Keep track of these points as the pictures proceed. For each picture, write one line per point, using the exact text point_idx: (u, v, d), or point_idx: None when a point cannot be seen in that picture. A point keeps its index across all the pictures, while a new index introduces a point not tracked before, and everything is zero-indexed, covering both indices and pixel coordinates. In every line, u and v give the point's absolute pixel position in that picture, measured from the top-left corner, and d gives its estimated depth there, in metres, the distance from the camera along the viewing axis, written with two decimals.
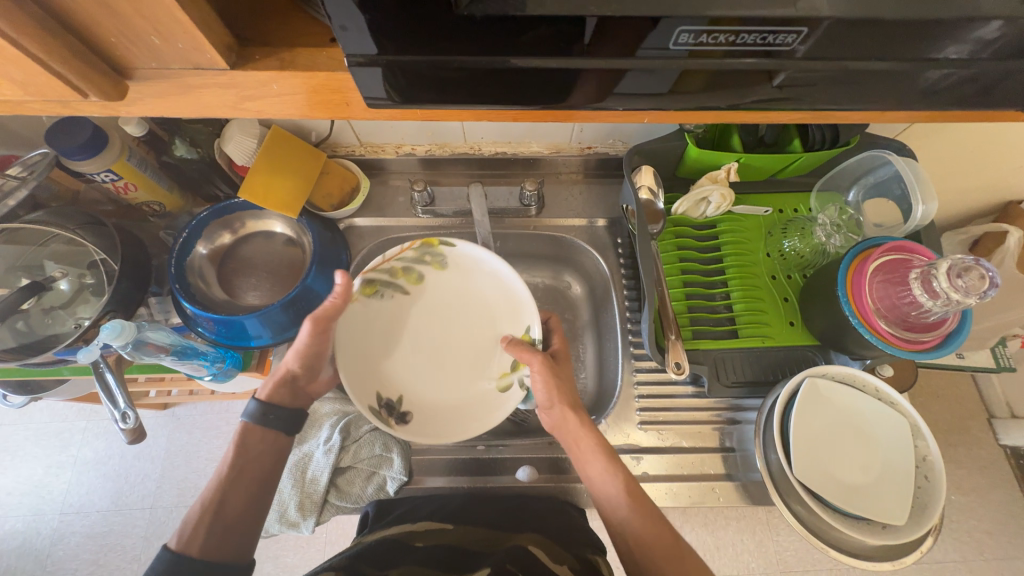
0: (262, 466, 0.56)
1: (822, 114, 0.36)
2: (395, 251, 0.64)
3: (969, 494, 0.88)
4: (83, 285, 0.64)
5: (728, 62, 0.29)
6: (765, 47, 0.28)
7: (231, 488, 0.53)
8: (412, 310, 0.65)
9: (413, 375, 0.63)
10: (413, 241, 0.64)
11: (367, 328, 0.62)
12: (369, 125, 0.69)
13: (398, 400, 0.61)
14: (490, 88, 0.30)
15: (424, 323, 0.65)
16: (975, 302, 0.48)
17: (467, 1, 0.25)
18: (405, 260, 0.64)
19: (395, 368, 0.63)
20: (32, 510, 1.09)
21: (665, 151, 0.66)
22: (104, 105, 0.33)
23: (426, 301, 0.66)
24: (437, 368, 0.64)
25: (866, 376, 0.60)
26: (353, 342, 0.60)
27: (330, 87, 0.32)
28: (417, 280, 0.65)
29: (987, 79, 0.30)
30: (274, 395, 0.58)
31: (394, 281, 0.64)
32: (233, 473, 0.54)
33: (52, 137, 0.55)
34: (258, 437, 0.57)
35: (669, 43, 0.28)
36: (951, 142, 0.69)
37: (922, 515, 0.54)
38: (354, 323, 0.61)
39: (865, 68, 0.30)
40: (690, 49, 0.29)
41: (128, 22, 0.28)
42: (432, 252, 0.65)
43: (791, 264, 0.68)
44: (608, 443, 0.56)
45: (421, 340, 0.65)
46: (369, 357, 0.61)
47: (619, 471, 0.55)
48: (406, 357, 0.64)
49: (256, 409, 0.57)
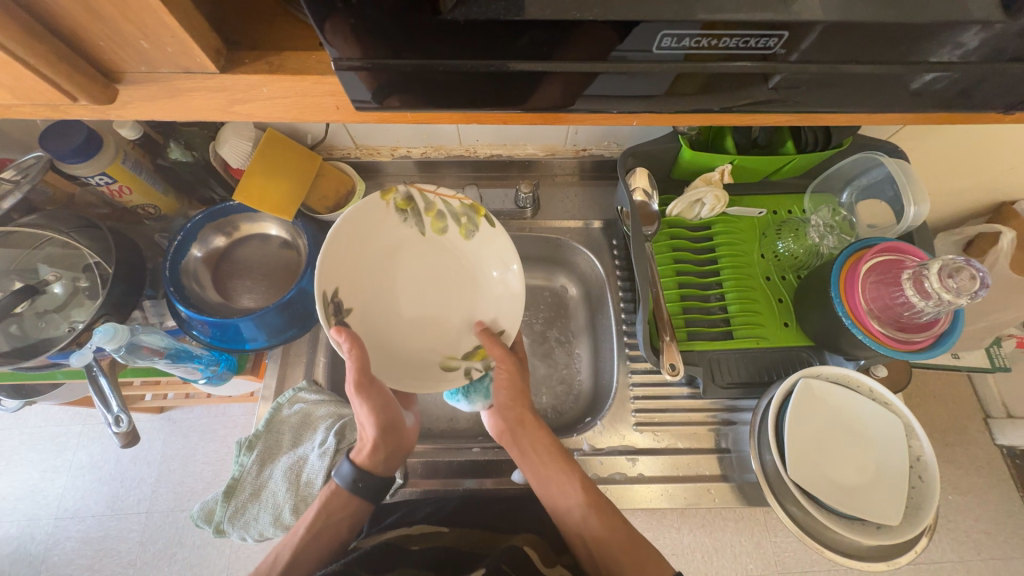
0: (338, 530, 0.58)
1: (809, 117, 0.36)
2: (446, 194, 0.61)
3: (967, 494, 0.88)
4: (76, 288, 0.64)
5: (712, 66, 0.30)
6: (747, 51, 0.29)
7: (304, 548, 0.57)
8: (416, 251, 0.61)
9: (375, 310, 0.58)
10: (466, 197, 0.61)
11: (376, 229, 0.57)
12: (365, 128, 0.70)
13: (348, 311, 0.55)
14: (476, 90, 0.31)
15: (420, 271, 0.61)
16: (966, 302, 0.49)
17: (450, 5, 0.26)
18: (445, 209, 0.61)
19: (369, 290, 0.58)
20: (27, 515, 1.08)
21: (658, 154, 0.67)
22: (93, 109, 0.33)
23: (436, 251, 0.61)
24: (394, 313, 0.59)
25: (859, 377, 0.60)
26: (357, 229, 0.55)
27: (320, 91, 0.32)
28: (439, 230, 0.61)
29: (968, 82, 0.30)
30: (368, 461, 0.58)
31: (422, 215, 0.60)
32: (311, 534, 0.57)
33: (46, 140, 0.56)
34: (343, 501, 0.58)
35: (653, 47, 0.28)
36: (943, 144, 0.69)
37: (917, 515, 0.54)
38: (368, 214, 0.56)
39: (848, 70, 0.30)
40: (673, 54, 0.29)
41: (115, 26, 0.28)
42: (472, 219, 0.61)
43: (785, 266, 0.69)
44: (567, 452, 0.60)
45: (408, 285, 0.60)
46: (356, 253, 0.56)
47: (569, 471, 0.59)
48: (380, 284, 0.58)
49: (349, 473, 0.58)
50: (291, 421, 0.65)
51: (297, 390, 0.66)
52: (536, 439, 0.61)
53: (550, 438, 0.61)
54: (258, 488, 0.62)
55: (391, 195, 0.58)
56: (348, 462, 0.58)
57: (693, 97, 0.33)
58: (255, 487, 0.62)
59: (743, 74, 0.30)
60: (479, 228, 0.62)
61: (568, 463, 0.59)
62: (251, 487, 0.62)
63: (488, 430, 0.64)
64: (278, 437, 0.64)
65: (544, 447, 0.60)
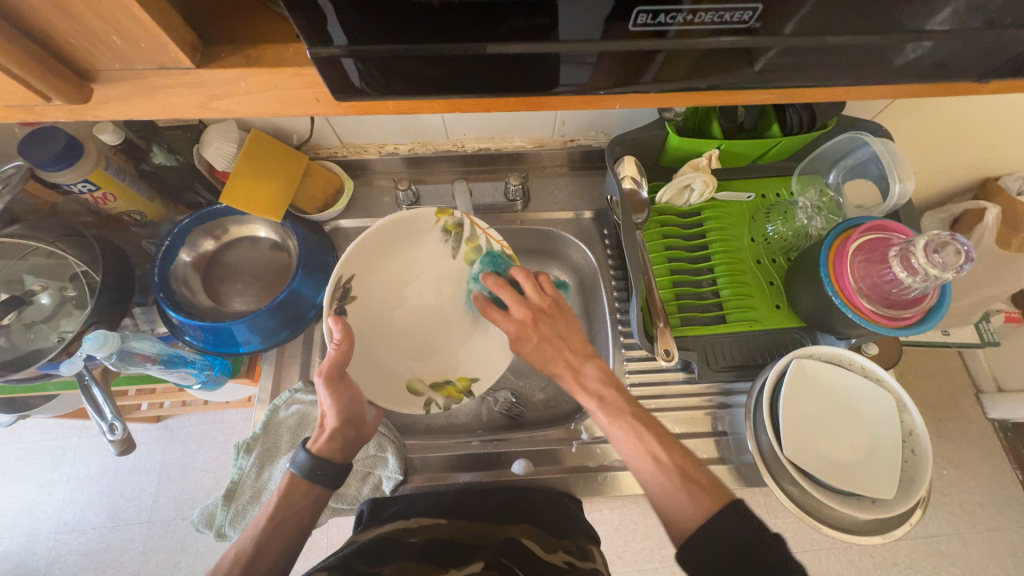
0: (300, 520, 0.55)
1: (791, 94, 0.36)
2: (493, 235, 0.63)
3: (960, 467, 0.90)
4: (64, 298, 0.63)
5: (690, 42, 0.30)
6: (722, 26, 0.28)
7: (264, 545, 0.52)
8: (436, 275, 0.65)
9: (379, 314, 0.63)
10: (509, 247, 0.63)
11: (418, 237, 0.64)
12: (350, 125, 0.69)
13: (351, 298, 0.59)
14: (457, 74, 0.30)
15: (435, 292, 0.66)
16: (951, 277, 0.49)
17: None
18: (484, 246, 0.64)
19: (381, 295, 0.63)
20: (27, 530, 1.07)
21: (645, 141, 0.67)
22: (69, 109, 0.32)
23: (456, 281, 0.65)
24: (394, 325, 0.64)
25: (852, 355, 0.61)
26: (400, 233, 0.62)
27: (299, 84, 0.32)
28: (467, 261, 0.65)
29: (947, 51, 0.31)
30: (325, 449, 0.57)
31: (462, 242, 0.64)
32: (272, 525, 0.53)
33: (26, 147, 0.55)
34: (302, 491, 0.56)
35: (629, 25, 0.28)
36: (926, 122, 0.70)
37: (910, 488, 0.55)
38: (418, 222, 0.62)
39: (827, 44, 0.30)
40: (648, 31, 0.29)
41: (85, 22, 0.27)
42: (501, 265, 0.63)
43: (775, 249, 0.69)
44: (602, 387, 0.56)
45: (421, 302, 0.65)
46: (390, 251, 0.62)
47: (624, 409, 0.53)
48: (392, 293, 0.63)
49: (305, 461, 0.56)
50: (288, 423, 0.65)
51: (292, 391, 0.65)
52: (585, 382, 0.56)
53: (604, 371, 0.57)
54: (257, 491, 0.62)
55: (445, 216, 0.63)
56: (302, 451, 0.57)
57: (675, 77, 0.32)
58: (254, 490, 0.62)
59: (719, 50, 0.30)
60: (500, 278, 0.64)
61: (624, 400, 0.54)
62: (250, 489, 0.62)
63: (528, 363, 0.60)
64: (276, 439, 0.64)
65: (593, 386, 0.56)
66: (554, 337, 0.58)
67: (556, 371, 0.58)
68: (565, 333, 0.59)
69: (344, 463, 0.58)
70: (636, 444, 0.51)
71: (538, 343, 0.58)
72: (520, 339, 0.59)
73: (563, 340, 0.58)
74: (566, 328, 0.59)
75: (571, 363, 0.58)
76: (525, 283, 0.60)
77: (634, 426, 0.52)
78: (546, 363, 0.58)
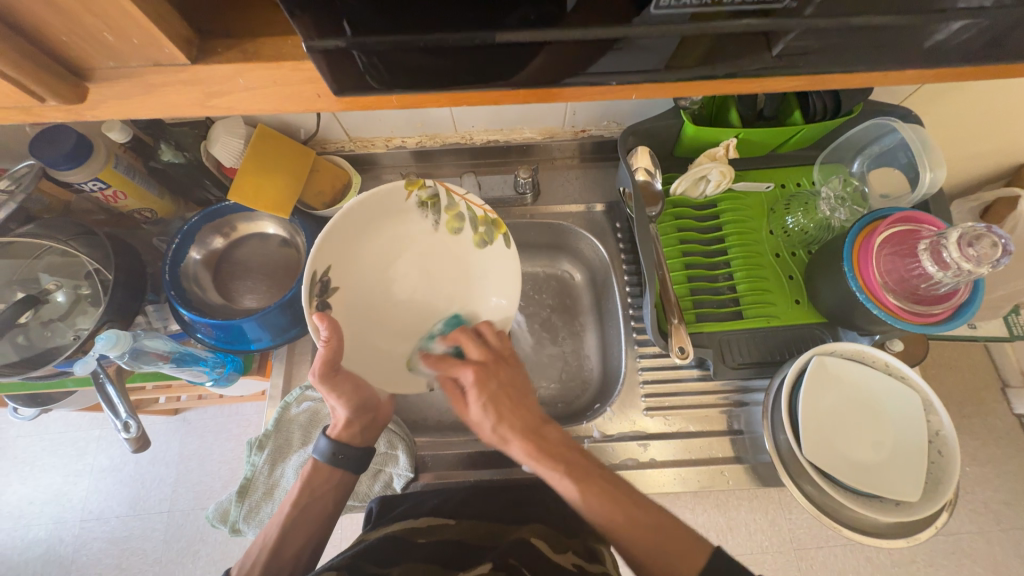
0: (331, 503, 0.57)
1: (820, 80, 0.34)
2: (473, 200, 0.62)
3: (985, 465, 0.87)
4: (79, 295, 0.64)
5: (714, 24, 0.28)
6: (753, 4, 0.26)
7: (290, 529, 0.55)
8: (423, 245, 0.63)
9: (363, 299, 0.60)
10: (490, 211, 0.62)
11: (391, 214, 0.60)
12: (357, 118, 0.68)
13: (333, 290, 0.57)
14: (464, 64, 0.29)
15: (422, 267, 0.63)
16: (986, 272, 0.47)
17: None
18: (466, 212, 0.62)
19: (359, 279, 0.60)
20: (54, 518, 1.11)
21: (659, 131, 0.65)
22: (68, 110, 0.32)
23: (445, 250, 0.63)
24: (381, 304, 0.62)
25: (875, 353, 0.58)
26: (369, 214, 0.58)
27: (299, 77, 0.31)
28: (454, 231, 0.62)
29: (994, 30, 0.28)
30: (343, 435, 0.58)
31: (441, 212, 0.61)
32: (297, 511, 0.55)
33: (36, 147, 0.55)
34: (324, 477, 0.57)
35: (648, 6, 0.26)
36: (960, 107, 0.66)
37: (936, 491, 0.53)
38: (391, 198, 0.59)
39: (864, 23, 0.28)
40: (670, 13, 0.27)
41: (78, 19, 0.26)
42: (489, 232, 0.62)
43: (795, 242, 0.67)
44: (574, 453, 0.53)
45: (406, 277, 0.63)
46: (362, 235, 0.59)
47: (589, 471, 0.52)
48: (374, 274, 0.61)
49: (326, 447, 0.58)
50: (299, 420, 0.65)
51: (303, 389, 0.65)
52: (547, 445, 0.53)
53: (562, 434, 0.55)
54: (270, 487, 0.63)
55: (417, 188, 0.60)
56: (323, 436, 0.58)
57: (693, 62, 0.31)
58: (267, 486, 0.63)
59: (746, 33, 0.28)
60: (493, 242, 0.62)
61: (587, 462, 0.53)
62: (263, 486, 0.63)
63: (481, 426, 0.56)
64: (286, 436, 0.64)
65: (552, 450, 0.53)
66: (511, 389, 0.57)
67: (509, 437, 0.54)
68: (517, 387, 0.58)
69: (366, 446, 0.59)
70: (610, 509, 0.49)
71: (496, 393, 0.56)
72: (483, 381, 0.56)
73: (518, 395, 0.57)
74: (518, 383, 0.58)
75: (529, 425, 0.55)
76: (484, 334, 0.61)
77: (606, 489, 0.50)
78: (501, 422, 0.55)
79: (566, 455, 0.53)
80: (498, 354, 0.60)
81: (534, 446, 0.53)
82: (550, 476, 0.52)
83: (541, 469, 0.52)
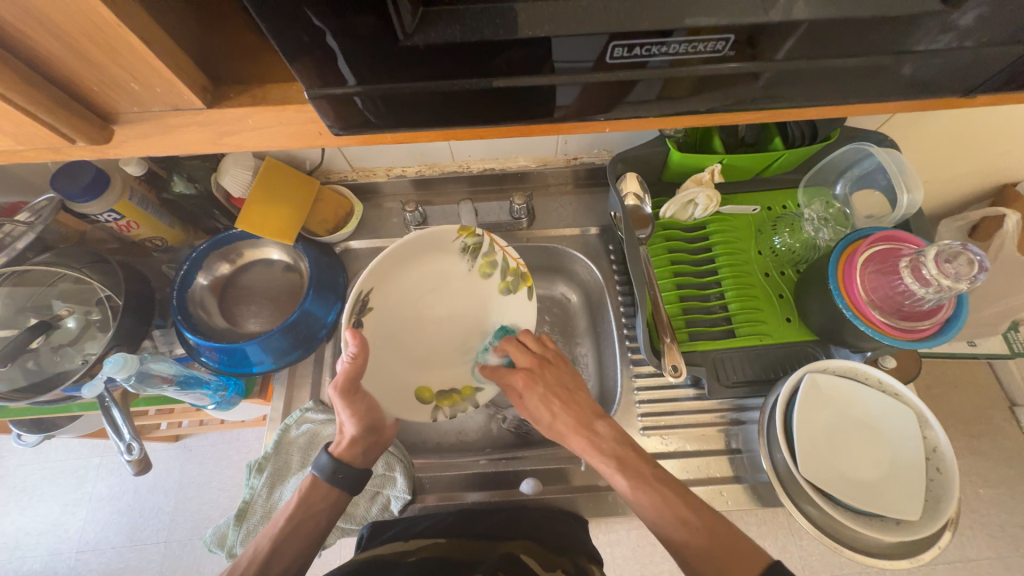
0: (318, 522, 0.57)
1: (786, 113, 0.37)
2: (510, 252, 0.67)
3: (997, 486, 0.88)
4: (89, 321, 0.66)
5: (667, 73, 0.30)
6: (697, 55, 0.29)
7: (281, 545, 0.54)
8: (456, 288, 0.68)
9: (388, 330, 0.64)
10: (522, 265, 0.67)
11: (438, 251, 0.66)
12: (359, 151, 0.72)
13: (369, 311, 0.61)
14: (450, 105, 0.32)
15: (452, 303, 0.68)
16: (966, 288, 0.48)
17: (410, 31, 0.27)
18: (500, 261, 0.67)
19: (394, 305, 0.65)
20: (49, 550, 1.09)
21: (647, 158, 0.67)
22: (93, 149, 0.35)
23: (473, 292, 0.68)
24: (406, 331, 0.66)
25: (868, 369, 0.59)
26: (421, 248, 0.64)
27: (303, 118, 0.34)
28: (485, 275, 0.67)
29: (940, 71, 0.31)
30: (346, 453, 0.59)
31: (478, 257, 0.67)
32: (290, 525, 0.55)
33: (57, 181, 0.58)
34: (321, 493, 0.58)
35: (606, 58, 0.29)
36: (937, 133, 0.69)
37: (937, 509, 0.53)
38: (440, 237, 0.65)
39: (820, 65, 0.30)
40: (623, 63, 0.30)
41: (107, 71, 0.30)
42: (516, 282, 0.67)
43: (784, 261, 0.69)
44: (638, 453, 0.55)
45: (434, 312, 0.68)
46: (407, 265, 0.65)
47: (643, 470, 0.53)
48: (407, 303, 0.66)
49: (327, 464, 0.58)
50: (298, 442, 0.66)
51: (303, 411, 0.66)
52: (600, 441, 0.57)
53: (614, 430, 0.58)
54: (268, 510, 0.63)
55: (466, 234, 0.65)
56: (326, 453, 0.59)
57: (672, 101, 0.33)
58: (265, 509, 0.63)
59: (701, 77, 0.31)
60: (517, 292, 0.67)
61: (641, 461, 0.54)
62: (261, 509, 0.63)
63: (540, 424, 0.62)
64: (286, 458, 0.65)
65: (607, 447, 0.56)
66: (560, 389, 0.62)
67: (566, 432, 0.59)
68: (565, 387, 0.62)
69: (364, 466, 0.59)
70: None
71: (545, 395, 0.61)
72: (530, 388, 0.62)
73: (568, 393, 0.62)
74: (567, 383, 0.62)
75: (582, 420, 0.59)
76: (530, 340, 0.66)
77: (660, 490, 0.51)
78: (555, 420, 0.60)
79: (621, 453, 0.55)
80: (546, 359, 0.64)
81: (589, 441, 0.57)
82: (603, 471, 0.55)
83: (597, 463, 0.56)
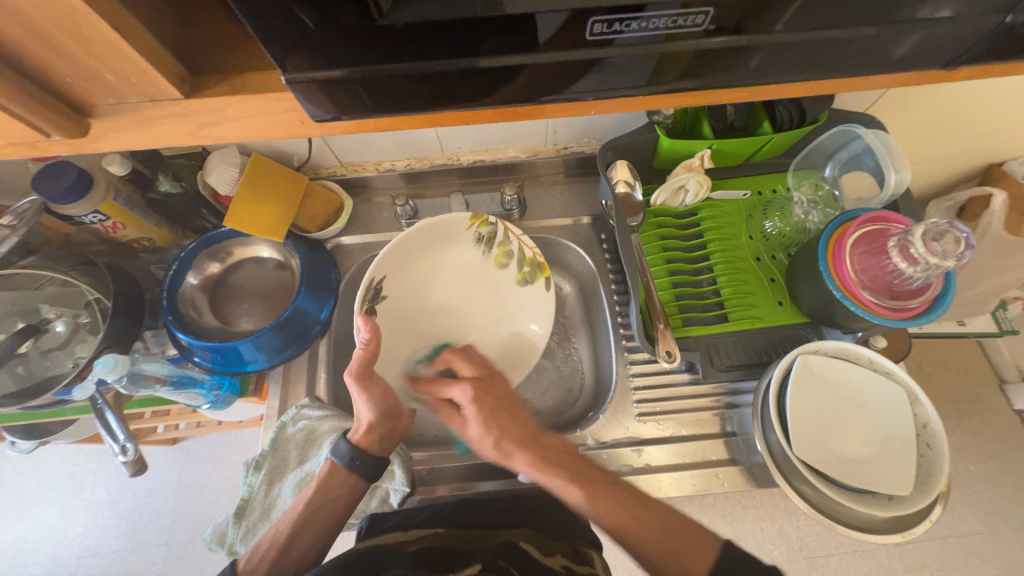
0: (334, 508, 0.57)
1: (770, 90, 0.37)
2: (526, 242, 0.66)
3: (988, 462, 0.90)
4: (78, 324, 0.65)
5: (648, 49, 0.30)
6: (677, 31, 0.29)
7: (290, 537, 0.55)
8: (471, 276, 0.68)
9: (403, 318, 0.65)
10: (539, 255, 0.66)
11: (454, 239, 0.66)
12: (347, 144, 0.71)
13: (382, 298, 0.62)
14: (432, 88, 0.31)
15: (463, 291, 0.69)
16: (953, 264, 0.49)
17: (386, 10, 0.26)
18: (516, 251, 0.67)
19: (409, 294, 0.66)
20: (49, 557, 1.09)
21: (637, 146, 0.67)
22: (71, 143, 0.34)
23: (491, 280, 0.68)
24: (418, 317, 0.67)
25: (860, 349, 0.60)
26: (433, 237, 0.64)
27: (285, 107, 0.33)
28: (502, 264, 0.67)
29: (923, 43, 0.31)
30: (364, 440, 0.58)
31: (494, 245, 0.66)
32: (294, 519, 0.55)
33: (40, 182, 0.57)
34: (339, 481, 0.58)
35: (586, 35, 0.29)
36: (924, 113, 0.70)
37: (927, 483, 0.54)
38: (454, 227, 0.65)
39: (802, 38, 0.30)
40: (604, 40, 0.29)
41: (80, 61, 0.29)
42: (533, 273, 0.67)
43: (774, 245, 0.69)
44: (587, 466, 0.55)
45: (446, 300, 0.68)
46: (423, 253, 0.65)
47: (594, 477, 0.53)
48: (422, 289, 0.67)
49: (346, 451, 0.58)
50: (295, 439, 0.65)
51: (299, 407, 0.66)
52: (548, 452, 0.55)
53: (562, 441, 0.57)
54: (267, 507, 0.63)
55: (480, 222, 0.65)
56: (343, 441, 0.59)
57: (666, 78, 0.32)
58: (265, 506, 0.63)
59: (684, 52, 0.30)
60: (534, 283, 0.67)
61: (592, 468, 0.55)
62: (260, 507, 0.63)
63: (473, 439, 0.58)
64: (284, 455, 0.64)
65: (555, 458, 0.55)
66: (502, 403, 0.59)
67: (512, 448, 0.56)
68: (513, 401, 0.60)
69: (381, 454, 0.59)
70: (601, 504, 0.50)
71: (491, 409, 0.58)
72: (475, 398, 0.58)
73: (514, 406, 0.59)
74: (512, 397, 0.61)
75: (529, 434, 0.57)
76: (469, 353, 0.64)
77: (610, 492, 0.52)
78: (499, 435, 0.57)
79: (573, 462, 0.54)
80: (487, 374, 0.62)
81: (535, 455, 0.55)
82: (554, 483, 0.54)
83: (544, 477, 0.54)
